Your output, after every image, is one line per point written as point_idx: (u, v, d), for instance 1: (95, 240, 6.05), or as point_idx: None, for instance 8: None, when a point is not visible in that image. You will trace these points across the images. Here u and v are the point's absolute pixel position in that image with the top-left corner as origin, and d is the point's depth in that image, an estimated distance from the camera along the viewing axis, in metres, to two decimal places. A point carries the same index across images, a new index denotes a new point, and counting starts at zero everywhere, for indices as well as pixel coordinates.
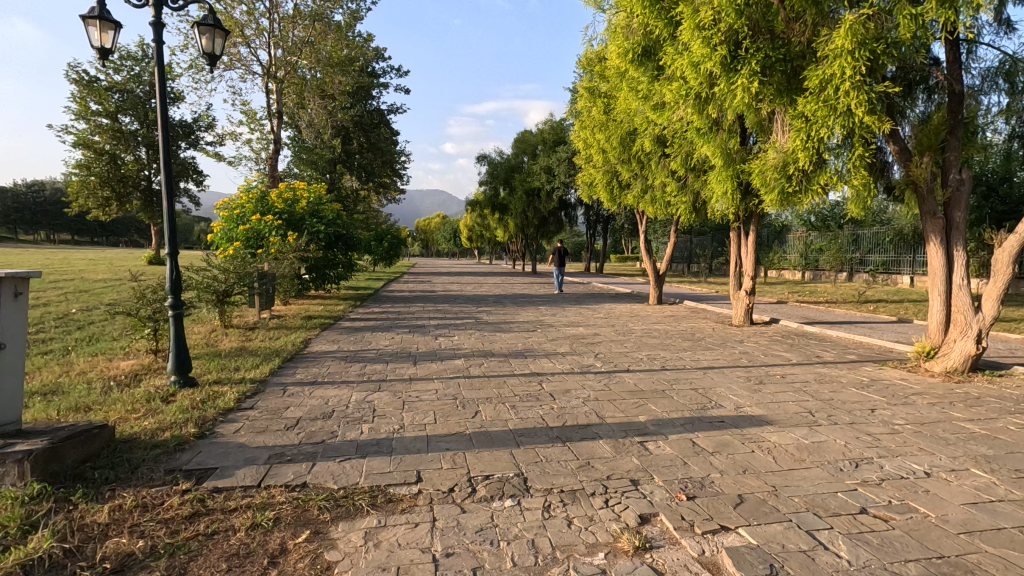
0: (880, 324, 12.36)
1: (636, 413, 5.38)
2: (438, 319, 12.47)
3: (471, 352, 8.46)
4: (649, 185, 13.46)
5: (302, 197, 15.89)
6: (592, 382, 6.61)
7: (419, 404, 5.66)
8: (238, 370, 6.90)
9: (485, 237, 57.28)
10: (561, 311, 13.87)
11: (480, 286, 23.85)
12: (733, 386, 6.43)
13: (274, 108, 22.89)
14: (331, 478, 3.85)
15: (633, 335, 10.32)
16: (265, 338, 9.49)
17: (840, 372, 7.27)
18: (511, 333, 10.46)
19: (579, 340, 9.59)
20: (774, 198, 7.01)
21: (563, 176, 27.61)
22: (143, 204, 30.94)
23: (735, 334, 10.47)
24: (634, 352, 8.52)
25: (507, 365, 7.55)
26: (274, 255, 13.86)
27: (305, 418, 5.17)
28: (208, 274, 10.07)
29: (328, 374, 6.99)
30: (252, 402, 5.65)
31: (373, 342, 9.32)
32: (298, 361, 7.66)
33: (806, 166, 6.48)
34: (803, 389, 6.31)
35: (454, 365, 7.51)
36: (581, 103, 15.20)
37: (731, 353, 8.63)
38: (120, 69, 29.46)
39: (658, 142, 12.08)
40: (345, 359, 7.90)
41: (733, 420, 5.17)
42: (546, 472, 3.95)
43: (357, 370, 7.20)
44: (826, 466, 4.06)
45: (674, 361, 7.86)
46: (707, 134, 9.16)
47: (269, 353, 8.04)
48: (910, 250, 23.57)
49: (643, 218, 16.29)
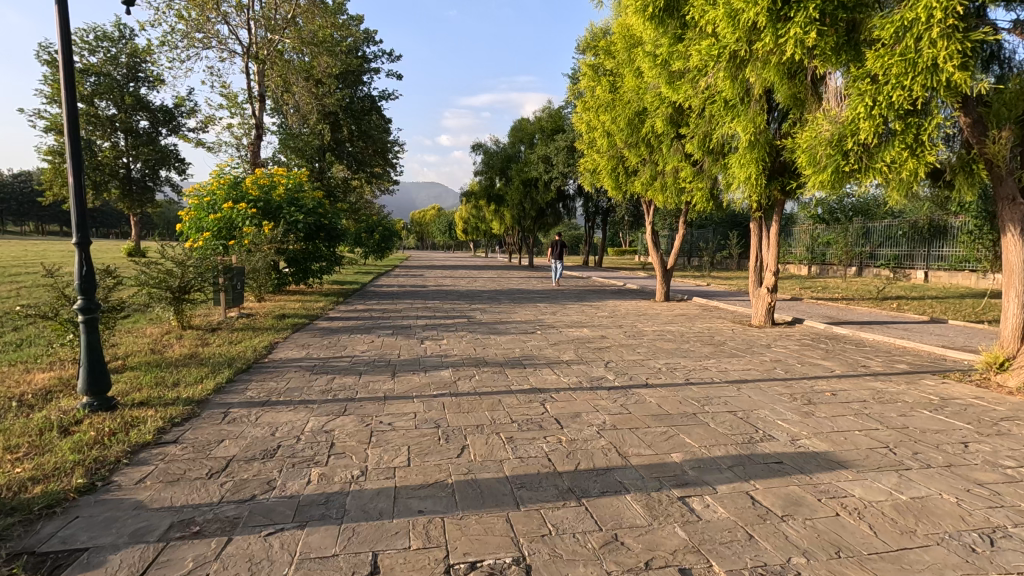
0: (913, 325, 11.21)
1: (668, 450, 4.20)
2: (425, 318, 11.24)
3: (460, 360, 7.25)
4: (659, 172, 12.31)
5: (280, 184, 14.62)
6: (605, 402, 5.40)
7: (390, 436, 4.45)
8: (176, 386, 5.67)
9: (480, 229, 55.75)
10: (562, 310, 12.68)
11: (475, 281, 22.61)
12: (779, 408, 5.27)
13: (256, 91, 21.51)
14: (246, 570, 2.64)
15: (645, 338, 9.13)
16: (224, 342, 8.24)
17: (898, 387, 6.10)
18: (508, 335, 9.25)
19: (585, 345, 8.38)
20: (826, 178, 5.85)
21: (562, 166, 26.36)
22: (121, 192, 29.56)
23: (759, 338, 9.31)
24: (649, 361, 7.31)
25: (503, 378, 6.35)
26: (247, 247, 12.73)
27: (238, 459, 3.96)
28: (162, 265, 8.82)
29: (286, 391, 5.76)
30: (177, 433, 4.43)
31: (348, 347, 8.08)
32: (254, 373, 6.42)
33: (870, 139, 5.31)
34: (864, 412, 5.15)
35: (439, 378, 6.30)
36: (584, 81, 14.05)
37: (764, 361, 7.43)
38: (96, 50, 27.98)
39: (671, 122, 10.93)
40: (311, 369, 6.67)
41: (795, 461, 4.00)
42: (558, 555, 2.77)
43: (321, 385, 5.99)
44: (950, 543, 2.89)
45: (699, 373, 6.66)
46: (735, 107, 8.04)
47: (222, 363, 6.78)
48: (924, 244, 22.46)
49: (651, 206, 15.07)
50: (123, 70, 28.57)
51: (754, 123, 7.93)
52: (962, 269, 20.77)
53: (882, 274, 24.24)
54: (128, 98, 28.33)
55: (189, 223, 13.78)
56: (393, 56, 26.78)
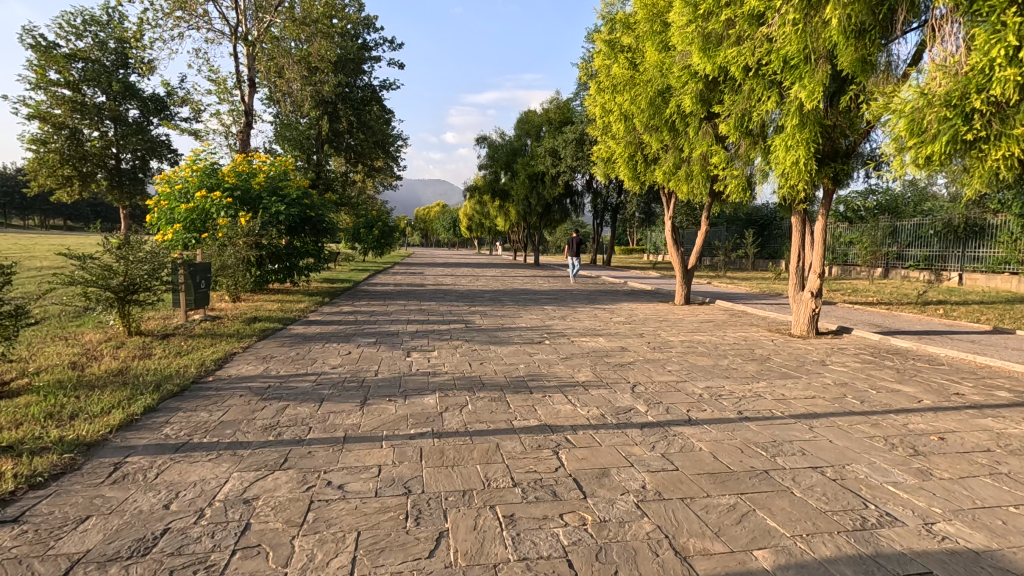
0: (977, 335, 9.76)
1: (752, 546, 2.77)
2: (416, 323, 9.80)
3: (449, 381, 5.81)
4: (684, 159, 11.03)
5: (261, 171, 13.25)
6: (640, 452, 3.99)
7: (335, 514, 3.03)
8: (70, 421, 4.28)
9: (486, 226, 54.45)
10: (572, 315, 11.26)
11: (477, 280, 21.11)
12: (879, 464, 3.83)
13: (245, 75, 20.11)
14: None
15: (675, 352, 7.67)
16: (169, 352, 6.84)
17: (1019, 426, 4.67)
18: (511, 345, 7.85)
19: (603, 361, 6.93)
20: (936, 151, 4.46)
21: (570, 159, 25.03)
22: (109, 184, 28.32)
23: (808, 352, 7.87)
24: (686, 385, 5.88)
25: (502, 408, 4.92)
26: (220, 242, 11.41)
27: (86, 561, 2.54)
28: (102, 260, 7.44)
29: (216, 428, 4.35)
30: (25, 506, 3.04)
31: (317, 361, 6.68)
32: (186, 399, 5.01)
33: (1009, 92, 4.04)
34: (1002, 472, 3.71)
35: (421, 409, 4.89)
36: (599, 58, 12.70)
37: (828, 386, 5.96)
38: (83, 35, 26.57)
39: (701, 100, 9.53)
40: (259, 394, 5.26)
41: (952, 572, 2.56)
42: None
43: (265, 419, 4.57)
44: None
45: (754, 405, 5.19)
46: (797, 67, 6.74)
47: (149, 384, 5.35)
48: (959, 244, 20.92)
49: (672, 200, 13.68)
50: (113, 56, 27.26)
51: (820, 89, 6.59)
52: (1001, 272, 19.29)
53: (911, 276, 22.64)
54: (116, 85, 26.96)
55: (160, 212, 12.40)
56: (395, 43, 25.50)
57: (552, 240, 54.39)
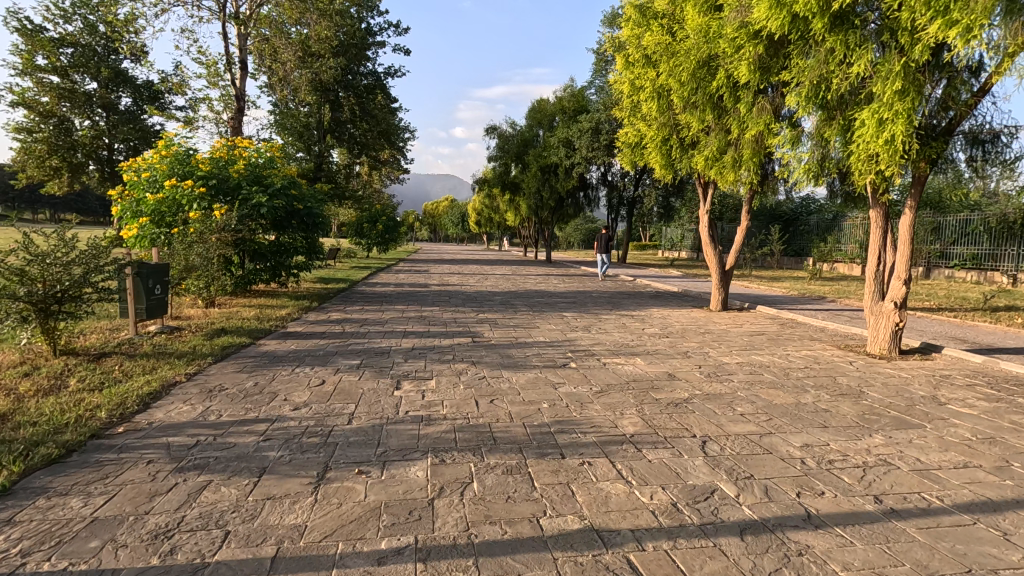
0: None
1: None
2: (413, 337, 8.18)
3: (448, 435, 4.21)
4: (730, 143, 9.39)
5: (241, 158, 11.66)
6: None
7: None
8: None
9: (496, 221, 52.96)
10: (598, 325, 9.63)
11: (487, 280, 19.49)
12: None
13: (239, 58, 18.54)
14: None
15: (738, 381, 6.01)
16: (90, 383, 5.27)
17: None
18: (529, 372, 6.20)
19: (651, 398, 5.29)
20: None
21: (585, 150, 23.34)
22: (100, 176, 26.94)
23: (907, 381, 6.18)
24: (777, 443, 4.23)
25: (525, 492, 3.31)
26: (190, 236, 9.88)
27: None
28: (12, 264, 5.84)
29: (77, 536, 2.76)
30: None
31: (277, 397, 5.10)
32: (63, 472, 3.44)
33: None
34: None
35: (406, 492, 3.28)
36: (627, 28, 10.93)
37: (973, 445, 4.27)
38: (71, 18, 25.08)
39: (760, 69, 7.84)
40: (176, 460, 3.68)
41: None
42: None
43: (162, 515, 2.98)
44: None
45: (893, 485, 3.53)
46: None
47: (22, 443, 3.78)
48: (1015, 242, 18.90)
49: (709, 190, 11.90)
50: (104, 41, 25.83)
51: None
52: None
53: (957, 276, 20.70)
54: (106, 72, 25.55)
55: (125, 203, 10.86)
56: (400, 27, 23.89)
57: (564, 236, 52.73)
